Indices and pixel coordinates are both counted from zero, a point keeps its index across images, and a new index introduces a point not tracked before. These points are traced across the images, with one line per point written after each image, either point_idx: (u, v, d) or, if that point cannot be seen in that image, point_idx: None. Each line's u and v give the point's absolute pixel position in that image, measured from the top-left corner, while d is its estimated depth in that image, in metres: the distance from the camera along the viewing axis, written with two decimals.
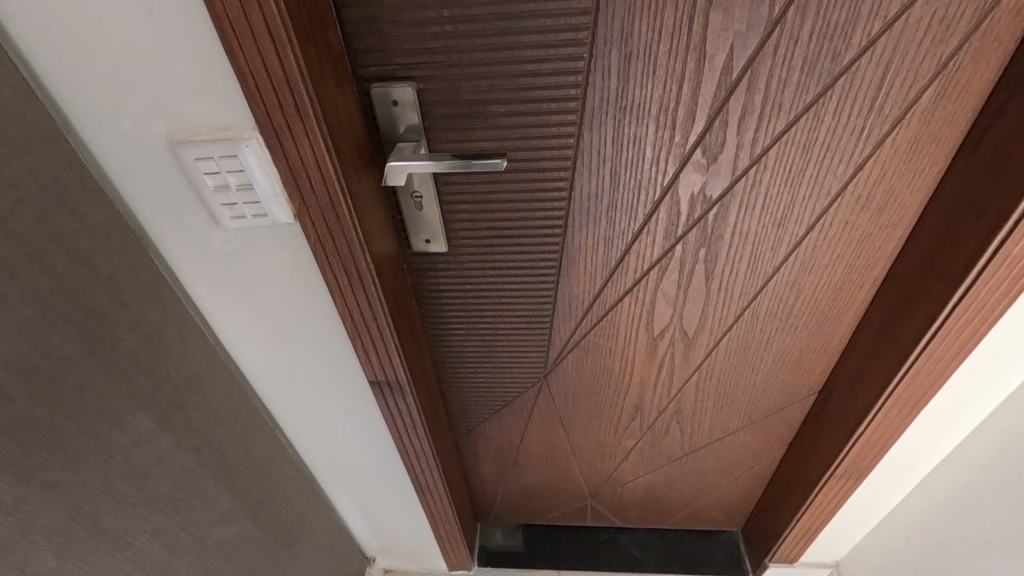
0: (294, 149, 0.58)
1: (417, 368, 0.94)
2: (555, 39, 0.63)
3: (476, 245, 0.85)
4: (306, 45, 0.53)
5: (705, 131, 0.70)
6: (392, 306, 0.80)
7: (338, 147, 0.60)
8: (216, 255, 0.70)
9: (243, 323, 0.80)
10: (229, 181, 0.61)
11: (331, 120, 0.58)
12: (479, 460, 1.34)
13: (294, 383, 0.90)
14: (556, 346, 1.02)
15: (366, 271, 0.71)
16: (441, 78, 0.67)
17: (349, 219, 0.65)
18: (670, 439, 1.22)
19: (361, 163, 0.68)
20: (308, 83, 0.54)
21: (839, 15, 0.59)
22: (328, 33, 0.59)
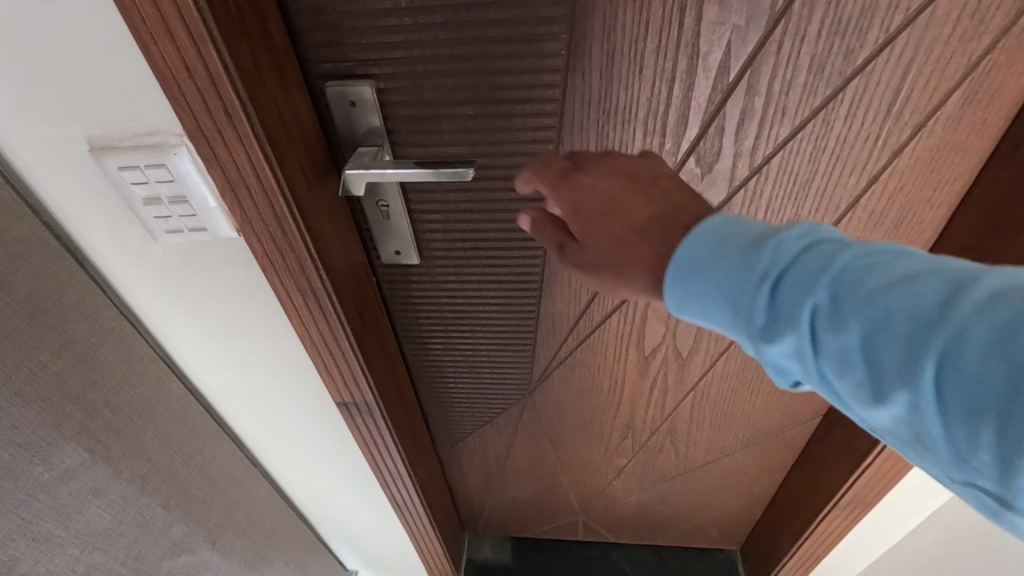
0: (228, 157, 0.51)
1: (389, 387, 0.88)
2: (526, 32, 0.55)
3: (451, 256, 0.78)
4: (236, 40, 0.46)
5: (699, 138, 0.62)
6: (356, 325, 0.74)
7: (280, 154, 0.53)
8: (157, 270, 0.64)
9: (194, 339, 0.74)
10: (160, 192, 0.54)
11: (271, 125, 0.52)
12: (463, 474, 1.29)
13: (256, 400, 0.84)
14: (541, 361, 0.96)
15: (321, 290, 0.64)
16: (401, 76, 0.60)
17: (298, 235, 0.58)
18: (664, 458, 1.15)
19: (312, 170, 0.61)
20: (237, 84, 0.47)
21: (853, 8, 0.51)
22: (268, 26, 0.52)
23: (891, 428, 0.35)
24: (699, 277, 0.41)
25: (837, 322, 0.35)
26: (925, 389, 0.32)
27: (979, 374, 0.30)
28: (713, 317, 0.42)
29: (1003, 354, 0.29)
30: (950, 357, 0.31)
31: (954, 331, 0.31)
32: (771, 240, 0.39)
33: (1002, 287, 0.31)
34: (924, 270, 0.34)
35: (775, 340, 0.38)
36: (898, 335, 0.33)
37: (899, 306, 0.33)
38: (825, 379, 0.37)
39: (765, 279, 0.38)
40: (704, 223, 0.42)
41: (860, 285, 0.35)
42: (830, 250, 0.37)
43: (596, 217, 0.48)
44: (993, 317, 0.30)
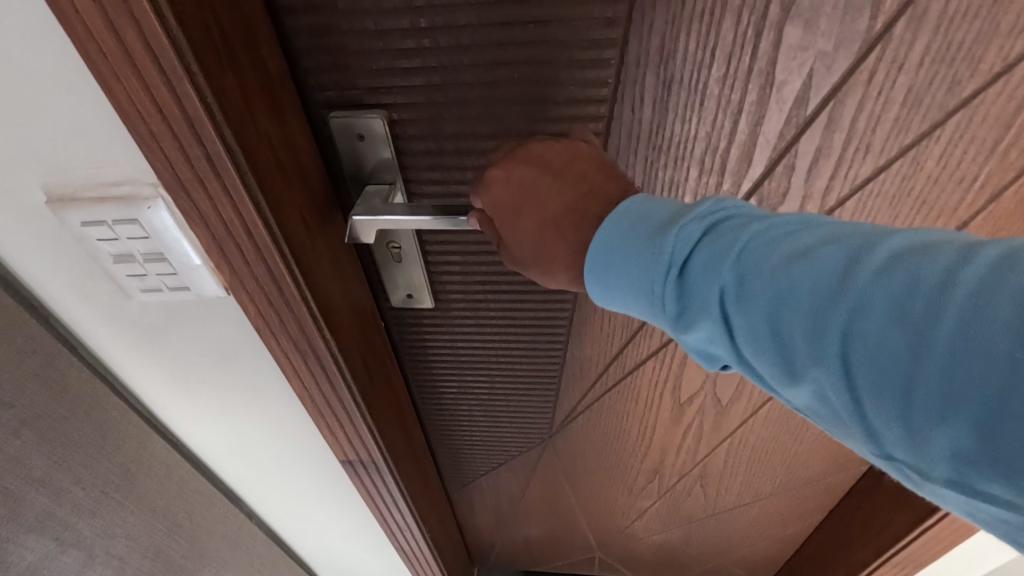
0: (212, 210, 0.41)
1: (398, 440, 0.79)
2: (569, 57, 0.46)
3: (468, 299, 0.70)
4: (222, 70, 0.36)
5: (764, 178, 0.53)
6: (365, 385, 0.64)
7: (279, 205, 0.43)
8: (136, 328, 0.55)
9: (180, 397, 0.65)
10: (132, 250, 0.46)
11: (267, 172, 0.41)
12: (474, 512, 1.20)
13: (251, 456, 0.75)
14: (565, 405, 0.87)
15: (326, 354, 0.55)
16: (418, 105, 0.51)
17: (298, 297, 0.48)
18: (692, 501, 1.07)
19: (320, 219, 0.51)
20: (222, 124, 0.37)
21: (967, 32, 0.43)
22: (268, 49, 0.42)
23: (801, 400, 0.35)
24: (613, 264, 0.40)
25: (741, 300, 0.34)
26: (829, 360, 0.31)
27: (874, 341, 0.29)
28: (632, 305, 0.41)
29: (892, 320, 0.29)
30: (848, 328, 0.30)
31: (847, 300, 0.31)
32: (675, 223, 0.38)
33: (898, 252, 0.30)
34: (818, 240, 0.33)
35: (693, 327, 0.37)
36: (799, 310, 0.32)
37: (802, 281, 0.32)
38: (740, 357, 0.37)
39: (672, 263, 0.38)
40: (619, 210, 0.40)
41: (762, 263, 0.34)
42: (730, 226, 0.36)
43: (513, 212, 0.46)
44: (881, 285, 0.30)
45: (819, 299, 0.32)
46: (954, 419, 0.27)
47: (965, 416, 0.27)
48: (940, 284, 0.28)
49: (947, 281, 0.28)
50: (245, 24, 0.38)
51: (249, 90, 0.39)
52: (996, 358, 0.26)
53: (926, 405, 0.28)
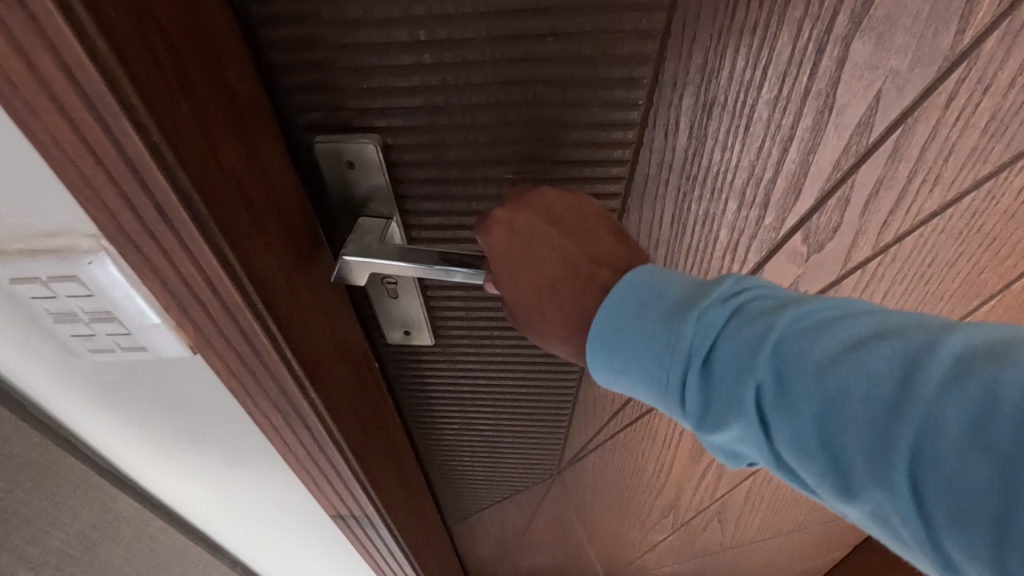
0: (166, 266, 0.34)
1: (396, 487, 0.72)
2: (593, 75, 0.40)
3: (473, 336, 0.63)
4: (172, 100, 0.28)
5: (813, 211, 0.47)
6: (358, 439, 0.56)
7: (251, 255, 0.36)
8: (90, 385, 0.48)
9: (148, 453, 0.58)
10: (75, 308, 0.39)
11: (234, 219, 0.34)
12: (476, 544, 1.14)
13: (231, 509, 0.68)
14: (576, 442, 0.80)
15: (312, 414, 0.47)
16: (417, 130, 0.44)
17: (276, 355, 0.41)
18: (708, 535, 1.00)
19: (302, 261, 0.43)
20: (174, 168, 0.29)
21: None
22: (237, 70, 0.34)
23: (857, 517, 0.31)
24: (628, 347, 0.36)
25: (781, 403, 0.30)
26: (894, 486, 0.27)
27: (946, 468, 0.25)
28: (651, 391, 0.37)
29: (967, 445, 0.25)
30: (915, 450, 0.26)
31: (911, 417, 0.26)
32: (695, 308, 0.34)
33: (967, 358, 0.26)
34: (866, 335, 0.29)
35: (725, 426, 0.33)
36: (853, 422, 0.28)
37: (851, 387, 0.28)
38: (780, 463, 0.32)
39: (696, 356, 0.33)
40: (626, 281, 0.36)
41: (801, 361, 0.30)
42: (761, 314, 0.32)
43: (509, 267, 0.42)
44: (950, 401, 0.25)
45: (875, 411, 0.28)
46: None
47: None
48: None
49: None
50: (205, 39, 0.31)
51: (211, 122, 0.31)
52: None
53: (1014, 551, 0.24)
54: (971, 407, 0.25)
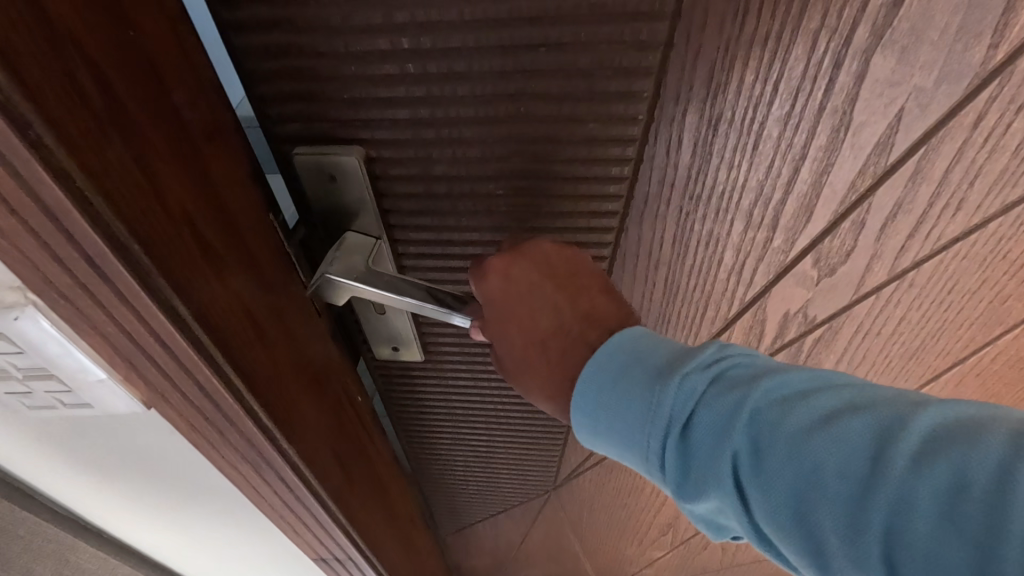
0: (102, 314, 0.30)
1: (382, 520, 0.69)
2: (590, 88, 0.37)
3: (465, 353, 0.60)
4: (96, 136, 0.25)
5: (825, 234, 0.44)
6: (340, 483, 0.53)
7: (205, 304, 0.33)
8: (38, 433, 0.47)
9: (108, 493, 0.56)
10: (8, 365, 0.37)
11: (182, 263, 0.31)
12: (471, 555, 1.11)
13: (199, 544, 0.65)
14: (572, 459, 0.78)
15: (282, 464, 0.44)
16: (403, 142, 0.41)
17: (235, 407, 0.38)
18: (710, 553, 0.97)
19: (272, 299, 0.39)
20: (100, 209, 0.26)
21: None
22: (187, 95, 0.30)
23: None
24: (616, 410, 0.37)
25: (756, 472, 0.31)
26: (871, 563, 0.27)
27: (919, 548, 0.26)
28: (637, 454, 0.37)
29: (938, 523, 0.25)
30: (890, 527, 0.27)
31: (886, 496, 0.27)
32: (676, 373, 0.35)
33: (937, 434, 0.27)
34: (842, 407, 0.30)
35: (705, 495, 0.34)
36: (830, 501, 0.29)
37: (824, 461, 0.29)
38: (763, 539, 0.33)
39: (680, 426, 0.34)
40: (612, 343, 0.38)
41: (776, 432, 0.31)
42: (742, 385, 0.33)
43: (500, 321, 0.43)
44: (920, 479, 0.26)
45: (850, 486, 0.28)
46: None
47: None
48: (990, 490, 0.24)
49: (1001, 480, 0.24)
50: (148, 68, 0.28)
51: (153, 162, 0.28)
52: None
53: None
54: (940, 488, 0.25)
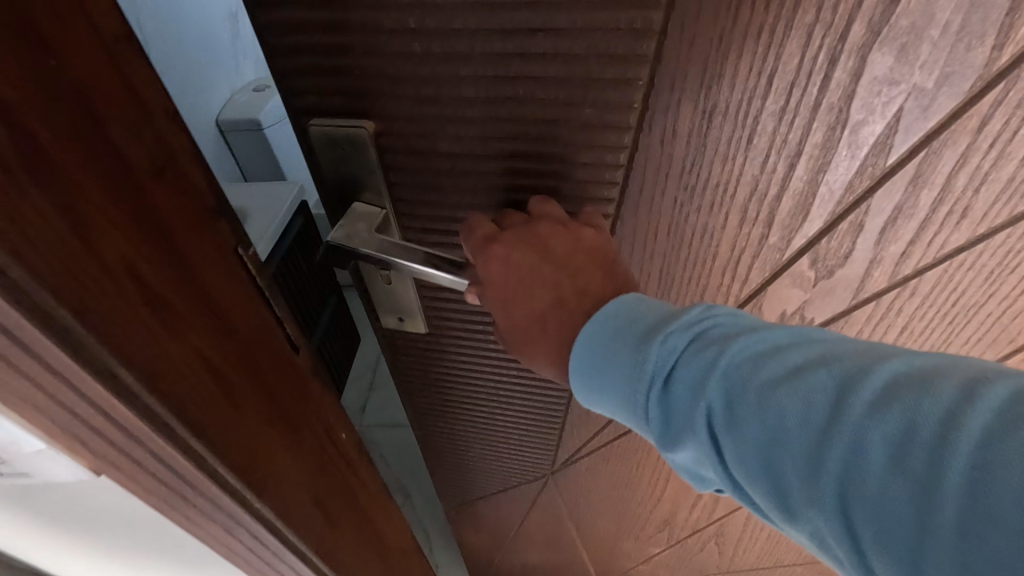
0: (39, 404, 0.29)
1: (369, 556, 0.68)
2: (586, 74, 0.38)
3: (463, 331, 0.62)
4: (13, 196, 0.24)
5: (822, 234, 0.43)
6: (320, 524, 0.52)
7: (153, 363, 0.32)
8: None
9: (71, 545, 0.57)
10: None
11: (123, 326, 0.29)
12: (471, 530, 1.15)
13: None
14: (568, 445, 0.79)
15: (253, 520, 0.43)
16: (409, 118, 0.44)
17: (193, 468, 0.37)
18: (705, 555, 0.97)
19: (239, 347, 0.37)
20: (18, 277, 0.25)
21: None
22: (133, 135, 0.29)
23: (803, 538, 0.33)
24: (604, 370, 0.38)
25: (728, 422, 0.33)
26: (827, 504, 0.29)
27: (874, 489, 0.28)
28: (626, 411, 0.39)
29: (892, 466, 0.27)
30: (845, 471, 0.29)
31: (843, 443, 0.29)
32: (659, 333, 0.36)
33: (893, 384, 0.28)
34: (810, 362, 0.32)
35: (682, 445, 0.36)
36: (793, 448, 0.30)
37: (788, 411, 0.31)
38: (734, 484, 0.35)
39: (661, 381, 0.36)
40: (606, 310, 0.39)
41: (747, 384, 0.32)
42: (719, 343, 0.34)
43: (503, 303, 0.44)
44: (878, 426, 0.28)
45: (811, 434, 0.30)
46: None
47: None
48: (936, 433, 0.26)
49: (949, 424, 0.26)
50: (83, 118, 0.26)
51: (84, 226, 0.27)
52: (1004, 523, 0.24)
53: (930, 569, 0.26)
54: (892, 432, 0.27)
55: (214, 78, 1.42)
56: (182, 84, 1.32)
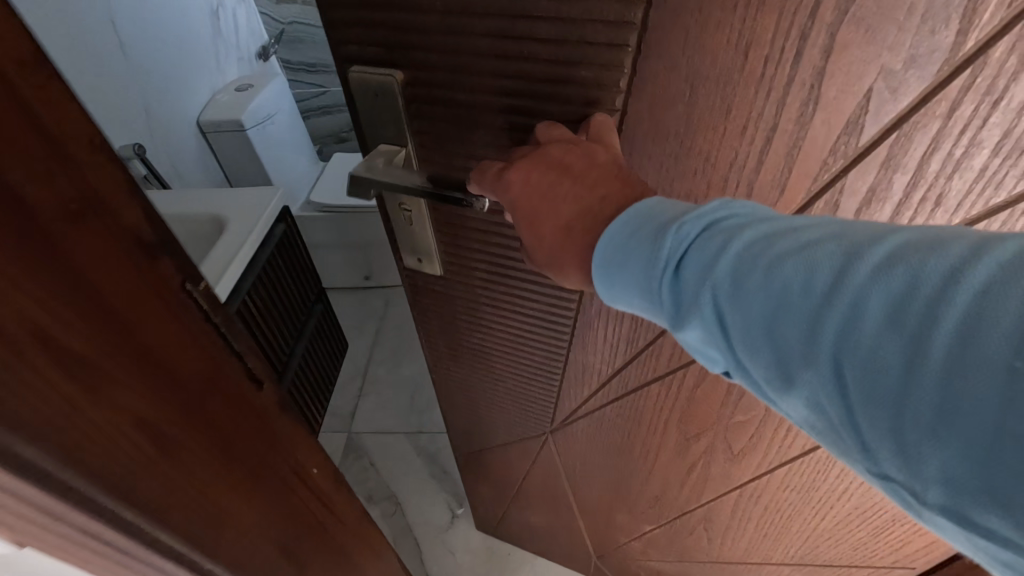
0: None
1: None
2: (581, 35, 0.42)
3: (475, 277, 0.69)
4: None
5: (800, 212, 0.45)
6: (271, 556, 0.56)
7: (80, 411, 0.34)
8: None
9: None
10: None
11: (38, 386, 0.31)
12: (477, 482, 1.22)
13: None
14: (566, 406, 0.83)
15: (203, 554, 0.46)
16: (433, 69, 0.50)
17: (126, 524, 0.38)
18: (694, 540, 0.99)
19: (172, 392, 0.41)
20: None
21: None
22: (44, 189, 0.31)
23: (797, 412, 0.33)
24: (614, 257, 0.38)
25: (734, 298, 0.33)
26: (822, 367, 0.30)
27: (870, 349, 0.28)
28: (635, 303, 0.39)
29: (889, 324, 0.27)
30: (842, 333, 0.29)
31: (842, 308, 0.29)
32: (672, 221, 0.36)
33: (900, 249, 0.28)
34: (820, 238, 0.31)
35: (688, 326, 0.36)
36: (795, 318, 0.31)
37: (794, 281, 0.31)
38: (734, 362, 0.35)
39: (672, 265, 0.36)
40: (632, 208, 0.38)
41: (756, 260, 0.32)
42: (729, 229, 0.34)
43: (531, 227, 0.45)
44: (879, 287, 0.28)
45: (813, 303, 0.30)
46: (948, 434, 0.26)
47: (957, 433, 0.26)
48: (936, 289, 0.26)
49: (950, 281, 0.26)
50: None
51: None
52: (992, 366, 0.25)
53: (916, 418, 0.27)
54: (893, 291, 0.28)
55: (195, 81, 1.66)
56: (165, 87, 1.53)
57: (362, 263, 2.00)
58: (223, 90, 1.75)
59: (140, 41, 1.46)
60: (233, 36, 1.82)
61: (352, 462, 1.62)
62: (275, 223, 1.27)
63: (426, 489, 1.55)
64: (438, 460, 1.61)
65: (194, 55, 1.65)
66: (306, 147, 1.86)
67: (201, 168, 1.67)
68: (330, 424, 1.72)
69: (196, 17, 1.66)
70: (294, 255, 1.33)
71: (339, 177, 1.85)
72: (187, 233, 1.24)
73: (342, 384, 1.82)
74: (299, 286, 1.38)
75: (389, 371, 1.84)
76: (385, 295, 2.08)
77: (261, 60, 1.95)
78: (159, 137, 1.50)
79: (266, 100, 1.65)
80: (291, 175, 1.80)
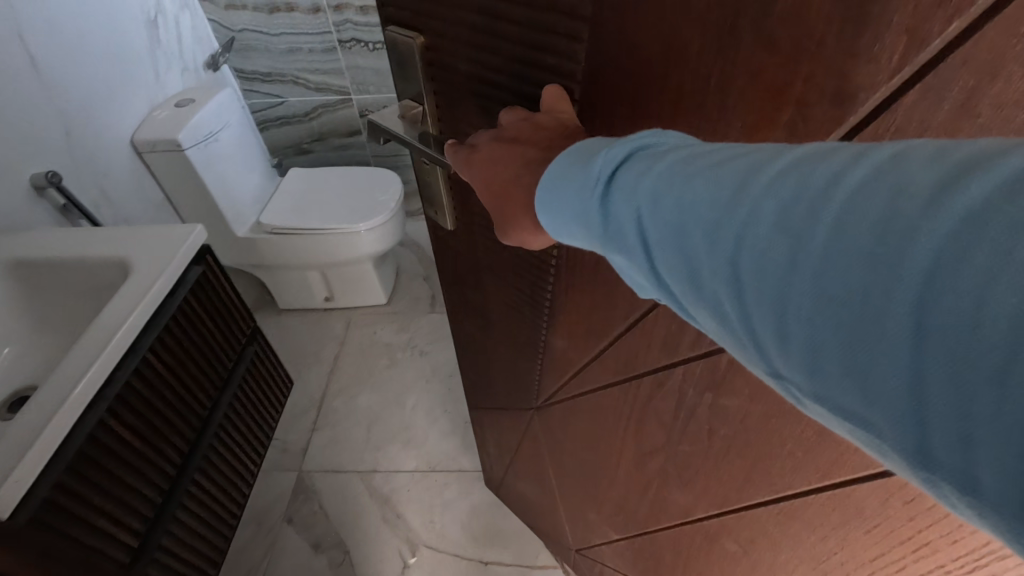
0: None
1: None
2: (546, 22, 0.43)
3: (478, 239, 0.74)
4: None
5: None
6: None
7: None
8: None
9: None
10: None
11: None
12: (484, 440, 1.30)
13: None
14: (548, 388, 0.86)
15: None
16: (441, 37, 0.53)
17: None
18: (653, 564, 0.96)
19: None
20: None
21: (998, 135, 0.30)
22: None
23: (711, 329, 0.30)
24: (555, 192, 0.36)
25: (652, 212, 0.30)
26: (721, 274, 0.27)
27: (757, 252, 0.25)
28: (578, 230, 0.36)
29: (776, 227, 0.24)
30: (739, 239, 0.26)
31: (740, 215, 0.26)
32: (607, 146, 0.34)
33: (801, 156, 0.25)
34: (735, 154, 0.28)
35: (618, 244, 0.33)
36: (700, 228, 0.27)
37: (704, 189, 0.28)
38: (657, 282, 0.32)
39: (604, 183, 0.33)
40: (569, 148, 0.37)
41: (674, 171, 0.29)
42: (656, 153, 0.31)
43: (487, 187, 0.47)
44: (774, 194, 0.25)
45: (716, 211, 0.27)
46: (826, 326, 0.23)
47: (830, 327, 0.23)
48: (822, 190, 0.23)
49: (833, 183, 0.23)
50: None
51: None
52: (855, 254, 0.22)
53: (799, 318, 0.24)
54: (786, 195, 0.24)
55: (132, 92, 1.48)
56: (93, 106, 1.35)
57: (320, 282, 1.86)
58: (161, 105, 1.57)
59: (65, 55, 1.27)
60: (174, 45, 1.64)
61: (300, 504, 1.48)
62: (188, 266, 1.08)
63: (376, 536, 1.41)
64: (391, 502, 1.47)
65: (128, 63, 1.46)
66: (257, 163, 1.77)
67: (138, 191, 1.51)
68: (278, 461, 1.57)
69: (131, 24, 1.47)
70: (215, 295, 1.15)
71: (289, 199, 1.76)
72: (88, 281, 1.05)
73: (295, 416, 1.67)
74: (224, 323, 1.20)
75: (345, 404, 1.69)
76: (347, 318, 1.94)
77: (211, 70, 1.80)
78: (84, 162, 1.33)
79: (207, 117, 1.53)
80: (239, 198, 1.68)
